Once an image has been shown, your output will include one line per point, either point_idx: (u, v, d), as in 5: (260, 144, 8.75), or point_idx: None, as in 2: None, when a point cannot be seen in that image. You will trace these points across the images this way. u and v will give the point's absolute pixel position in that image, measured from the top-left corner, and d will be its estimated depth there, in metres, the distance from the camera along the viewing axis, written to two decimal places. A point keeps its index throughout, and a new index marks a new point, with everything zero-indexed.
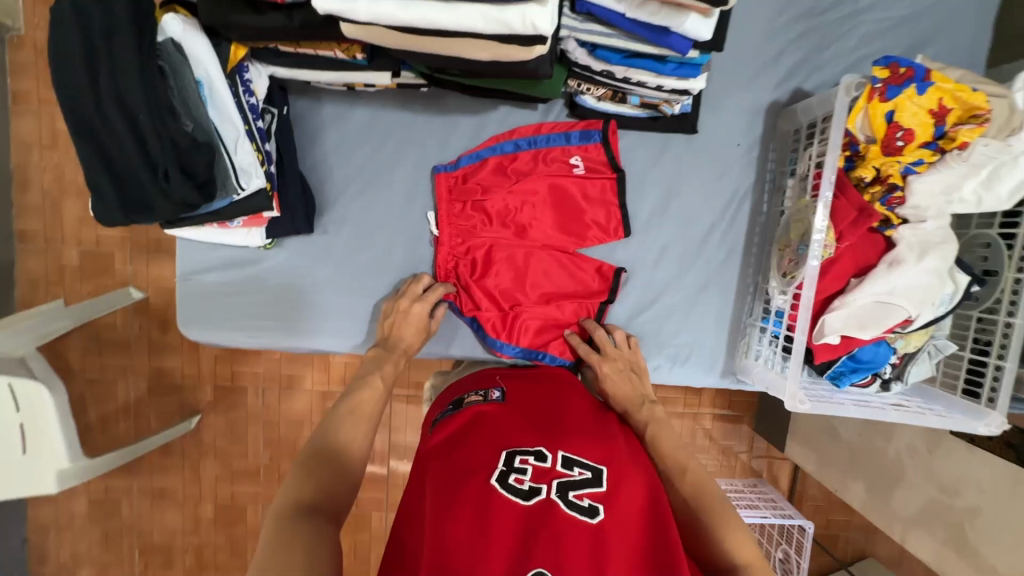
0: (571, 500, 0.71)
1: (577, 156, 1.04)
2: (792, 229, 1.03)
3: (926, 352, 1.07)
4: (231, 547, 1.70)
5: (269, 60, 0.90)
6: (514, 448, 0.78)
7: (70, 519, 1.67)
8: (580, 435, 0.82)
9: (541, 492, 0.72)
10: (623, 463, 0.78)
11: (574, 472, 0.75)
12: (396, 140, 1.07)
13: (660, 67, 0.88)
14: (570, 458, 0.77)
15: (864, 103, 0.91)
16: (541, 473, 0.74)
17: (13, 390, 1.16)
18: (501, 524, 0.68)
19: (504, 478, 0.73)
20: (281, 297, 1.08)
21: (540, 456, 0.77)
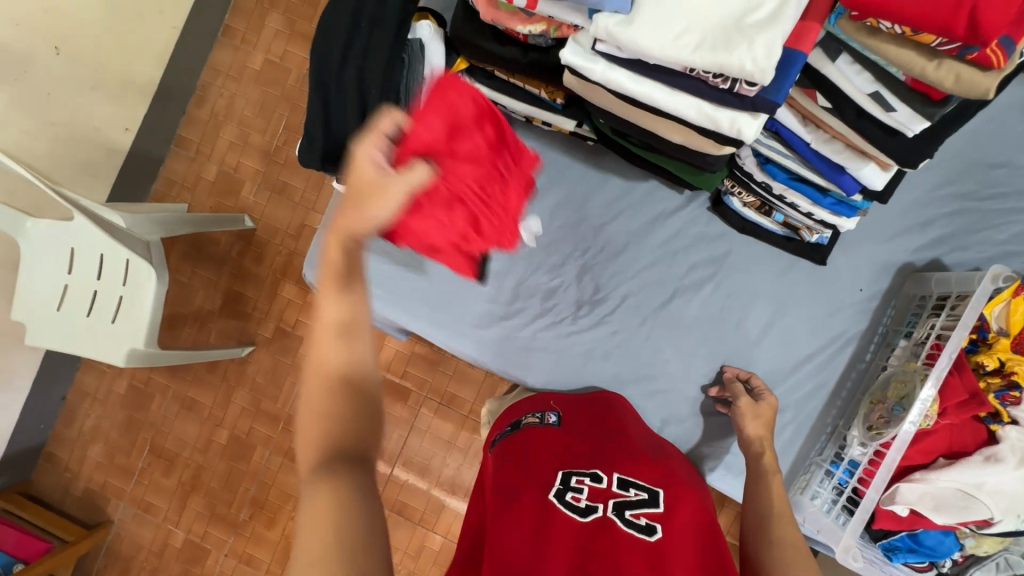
0: (629, 518, 0.74)
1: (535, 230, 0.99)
2: (891, 387, 1.04)
3: (994, 562, 1.02)
4: (226, 479, 1.76)
5: (478, 78, 1.01)
6: (568, 470, 0.84)
7: (106, 395, 1.80)
8: (635, 460, 0.87)
9: (598, 508, 0.76)
10: (678, 489, 0.83)
11: (630, 492, 0.79)
12: (548, 178, 1.18)
13: (819, 198, 0.94)
14: (625, 479, 0.82)
15: (1006, 296, 0.92)
16: (597, 492, 0.79)
17: (130, 265, 1.27)
18: (560, 533, 0.71)
19: (561, 497, 0.77)
20: (399, 272, 1.18)
21: (596, 477, 0.81)
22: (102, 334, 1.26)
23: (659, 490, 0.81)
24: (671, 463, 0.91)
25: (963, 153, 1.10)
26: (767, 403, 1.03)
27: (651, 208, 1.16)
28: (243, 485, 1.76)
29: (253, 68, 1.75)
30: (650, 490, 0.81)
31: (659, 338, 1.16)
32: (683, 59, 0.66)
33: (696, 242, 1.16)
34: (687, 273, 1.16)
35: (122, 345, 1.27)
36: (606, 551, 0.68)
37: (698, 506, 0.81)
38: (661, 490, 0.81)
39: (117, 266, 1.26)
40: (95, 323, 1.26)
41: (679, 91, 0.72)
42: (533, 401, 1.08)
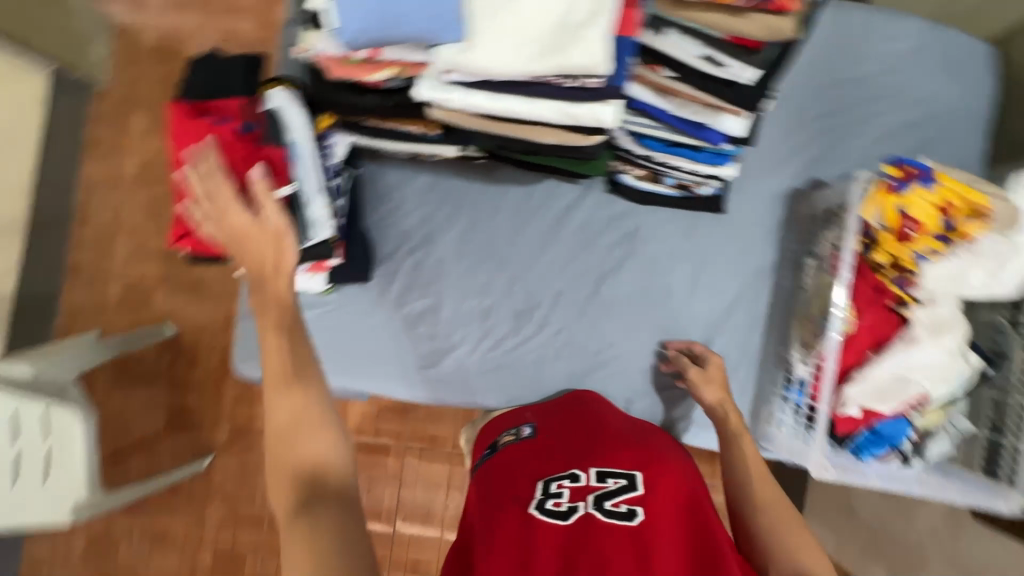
0: (610, 508, 0.77)
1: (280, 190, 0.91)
2: (815, 303, 1.12)
3: (943, 430, 1.12)
4: None
5: (349, 129, 1.02)
6: (548, 477, 0.85)
7: (65, 557, 1.64)
8: (611, 450, 0.89)
9: (579, 507, 0.78)
10: (656, 465, 0.85)
11: (608, 482, 0.82)
12: (451, 204, 1.19)
13: (695, 155, 1.00)
14: (603, 471, 0.84)
15: (877, 196, 1.02)
16: (577, 491, 0.81)
17: (48, 416, 1.16)
18: (544, 543, 0.72)
19: (542, 506, 0.79)
20: (330, 337, 1.16)
21: (575, 478, 0.84)
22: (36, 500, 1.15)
23: (638, 472, 0.84)
24: (649, 440, 0.94)
25: (808, 81, 1.21)
26: (714, 365, 1.10)
27: (556, 205, 1.20)
28: None
29: (129, 171, 1.64)
30: (628, 475, 0.83)
31: (599, 323, 1.20)
32: (527, 70, 0.69)
33: (606, 224, 1.20)
34: (608, 255, 1.20)
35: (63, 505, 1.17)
36: (589, 549, 0.70)
37: (680, 476, 0.84)
38: (639, 472, 0.84)
39: (33, 422, 1.15)
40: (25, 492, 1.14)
41: (534, 98, 0.75)
42: (505, 419, 1.08)
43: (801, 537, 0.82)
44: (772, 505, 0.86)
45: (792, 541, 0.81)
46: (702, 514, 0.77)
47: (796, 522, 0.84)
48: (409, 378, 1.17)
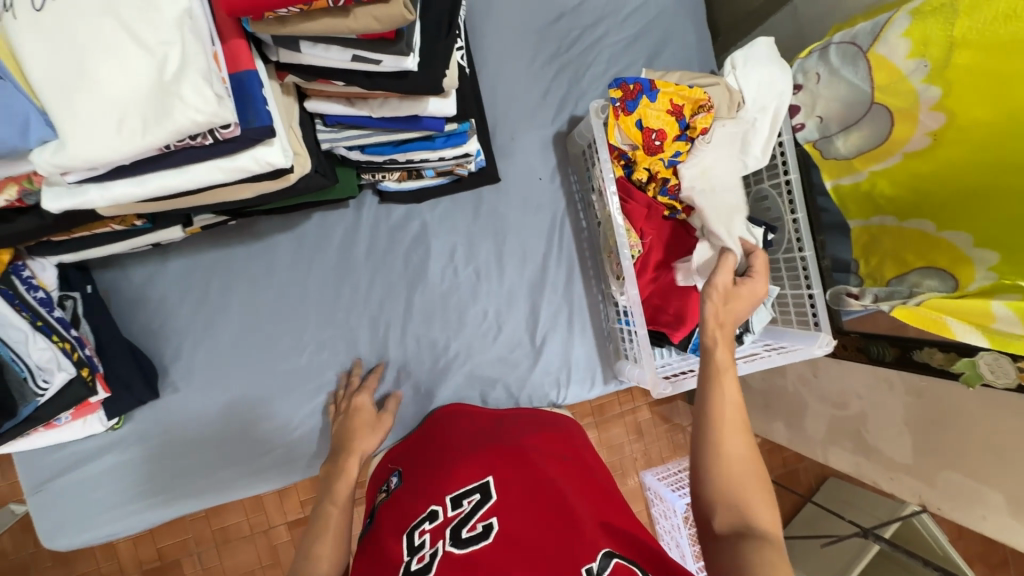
0: (466, 537, 0.74)
1: None
2: (609, 237, 1.12)
3: (758, 300, 1.21)
4: None
5: (46, 252, 0.88)
6: (409, 526, 0.80)
7: None
8: (461, 461, 0.87)
9: (439, 548, 0.74)
10: (503, 460, 0.84)
11: (464, 505, 0.78)
12: (221, 278, 1.07)
13: (432, 144, 0.95)
14: (456, 494, 0.80)
15: (614, 121, 1.02)
16: (436, 531, 0.76)
17: None
18: None
19: (409, 568, 0.74)
20: (150, 468, 1.05)
21: (432, 516, 0.79)
22: None
23: (488, 477, 0.81)
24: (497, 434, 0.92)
25: (528, 26, 1.19)
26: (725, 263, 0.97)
27: (333, 237, 1.12)
28: None
29: None
30: (480, 486, 0.80)
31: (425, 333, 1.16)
32: (145, 146, 0.59)
33: (393, 235, 1.14)
34: (407, 264, 1.15)
35: None
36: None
37: (529, 459, 0.84)
38: (490, 476, 0.81)
39: None
40: None
41: (186, 165, 0.66)
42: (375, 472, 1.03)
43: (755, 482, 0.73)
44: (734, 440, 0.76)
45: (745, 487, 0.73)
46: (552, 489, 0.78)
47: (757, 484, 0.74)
48: (256, 470, 1.09)
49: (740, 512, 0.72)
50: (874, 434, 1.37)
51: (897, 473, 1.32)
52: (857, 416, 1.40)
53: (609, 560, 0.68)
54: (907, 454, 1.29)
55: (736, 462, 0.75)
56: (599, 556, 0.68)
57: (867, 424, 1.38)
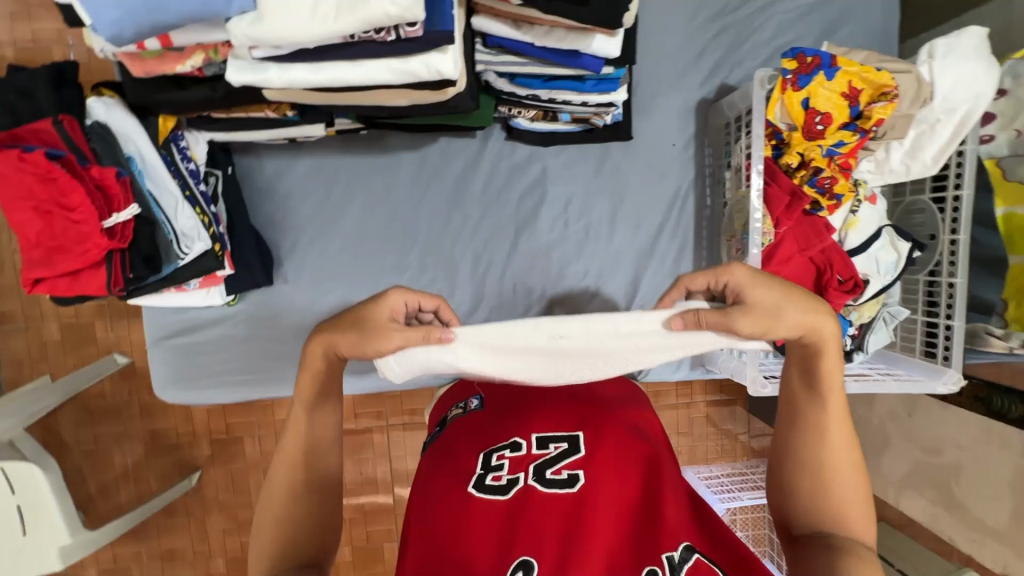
0: (550, 477, 0.74)
1: (114, 216, 0.78)
2: (736, 219, 1.06)
3: (882, 320, 1.10)
4: None
5: (201, 127, 0.93)
6: (489, 447, 0.81)
7: None
8: (552, 409, 0.86)
9: (520, 479, 0.75)
10: (598, 422, 0.83)
11: (550, 449, 0.79)
12: (343, 185, 1.10)
13: (580, 86, 0.92)
14: (544, 436, 0.81)
15: (778, 95, 0.94)
16: (517, 461, 0.78)
17: (8, 474, 1.33)
18: (482, 525, 0.70)
19: (481, 481, 0.76)
20: (251, 349, 1.12)
21: (516, 447, 0.80)
22: (22, 549, 1.34)
23: (579, 433, 0.81)
24: (588, 394, 0.91)
25: None
26: (743, 275, 0.70)
27: (453, 166, 1.12)
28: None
29: None
30: (569, 437, 0.80)
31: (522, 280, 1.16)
32: (335, 32, 0.60)
33: (511, 175, 1.13)
34: (518, 207, 1.14)
35: (49, 551, 1.36)
36: (527, 524, 0.69)
37: (626, 431, 0.82)
38: (581, 432, 0.81)
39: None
40: (9, 544, 1.33)
41: (362, 59, 0.66)
42: (454, 391, 1.02)
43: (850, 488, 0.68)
44: (837, 438, 0.69)
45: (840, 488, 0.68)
46: (648, 467, 0.76)
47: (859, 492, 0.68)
48: None
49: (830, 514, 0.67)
50: (965, 489, 1.26)
51: (981, 534, 1.22)
52: (948, 466, 1.30)
53: (690, 552, 0.65)
54: (1002, 520, 1.18)
55: (838, 460, 0.69)
56: (681, 547, 0.66)
57: (959, 477, 1.27)
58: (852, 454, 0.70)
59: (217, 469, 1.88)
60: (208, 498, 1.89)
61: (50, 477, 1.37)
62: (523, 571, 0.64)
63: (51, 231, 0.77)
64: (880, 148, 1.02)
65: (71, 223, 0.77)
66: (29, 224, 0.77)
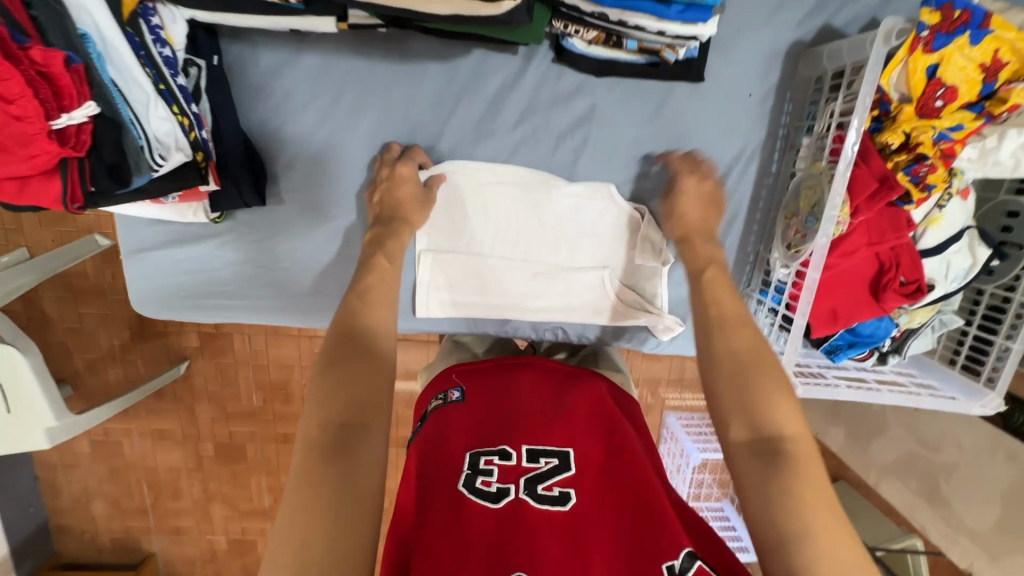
0: (541, 494, 0.68)
1: (64, 117, 0.63)
2: (802, 197, 0.92)
3: (930, 327, 1.01)
4: (234, 478, 2.00)
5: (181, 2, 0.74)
6: (475, 449, 0.74)
7: (75, 457, 1.95)
8: (540, 414, 0.79)
9: (510, 491, 0.68)
10: (590, 436, 0.76)
11: (540, 463, 0.71)
12: (353, 93, 0.92)
13: (663, 11, 0.73)
14: (534, 446, 0.74)
15: (903, 55, 0.75)
16: (506, 471, 0.70)
17: None
18: (471, 532, 0.62)
19: (469, 488, 0.68)
20: (240, 272, 1.01)
21: (505, 455, 0.72)
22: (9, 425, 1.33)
23: (570, 447, 0.74)
24: (577, 401, 0.81)
25: None
26: (684, 198, 0.94)
27: (488, 85, 0.93)
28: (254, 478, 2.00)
29: None
30: (561, 452, 0.73)
31: (535, 252, 1.04)
32: None
33: (552, 108, 0.95)
34: (556, 150, 0.98)
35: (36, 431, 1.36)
36: (520, 539, 0.62)
37: (620, 444, 0.76)
38: (572, 447, 0.74)
39: None
40: None
41: None
42: (434, 381, 0.91)
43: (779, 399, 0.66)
44: (751, 350, 0.71)
45: (765, 397, 0.66)
46: (643, 476, 0.69)
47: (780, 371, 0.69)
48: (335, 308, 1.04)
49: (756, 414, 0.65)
50: (953, 489, 1.27)
51: (958, 532, 1.25)
52: (943, 464, 1.29)
53: (692, 560, 0.59)
54: (985, 524, 1.20)
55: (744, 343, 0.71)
56: (682, 554, 0.59)
57: (952, 474, 1.28)
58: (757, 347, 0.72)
59: (206, 361, 1.85)
60: (197, 388, 1.89)
61: (30, 361, 1.32)
62: None
63: None
64: (993, 135, 0.86)
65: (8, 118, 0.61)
66: None
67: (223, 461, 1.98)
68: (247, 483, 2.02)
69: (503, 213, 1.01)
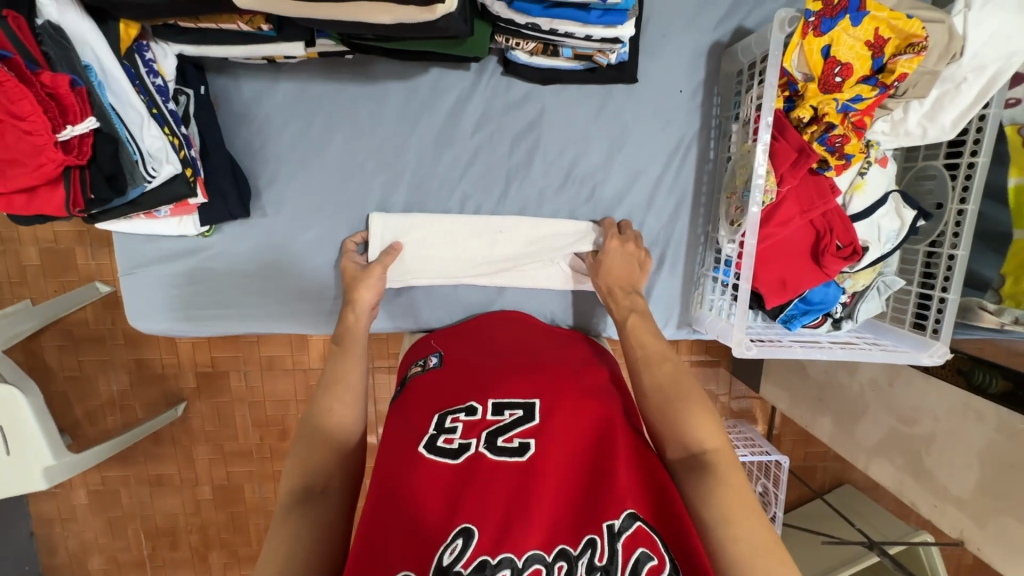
0: (501, 445, 0.66)
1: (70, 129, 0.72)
2: (737, 175, 1.01)
3: (875, 290, 1.08)
4: (232, 522, 1.99)
5: (171, 38, 0.85)
6: (444, 409, 0.74)
7: (72, 509, 1.94)
8: (508, 374, 0.78)
9: (471, 445, 0.67)
10: (557, 388, 0.74)
11: (505, 415, 0.71)
12: (326, 115, 1.03)
13: (584, 16, 0.85)
14: (500, 401, 0.73)
15: (798, 40, 0.86)
16: (471, 426, 0.70)
17: None
18: (426, 488, 0.63)
19: (432, 443, 0.68)
20: (229, 284, 1.08)
21: (471, 411, 0.72)
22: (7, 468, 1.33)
23: (537, 400, 0.72)
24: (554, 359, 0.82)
25: None
26: (612, 247, 1.01)
27: (446, 98, 1.04)
28: (251, 520, 1.99)
29: None
30: (526, 403, 0.72)
31: (487, 254, 1.09)
32: None
33: (505, 114, 1.06)
34: (512, 151, 1.08)
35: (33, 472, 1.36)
36: (473, 491, 0.61)
37: (583, 397, 0.73)
38: (539, 399, 0.73)
39: None
40: None
41: None
42: (416, 349, 0.96)
43: (696, 414, 0.72)
44: (673, 382, 0.77)
45: (686, 417, 0.72)
46: (603, 436, 0.68)
47: (697, 392, 0.75)
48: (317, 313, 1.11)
49: (679, 428, 0.72)
50: (934, 458, 1.27)
51: (944, 502, 1.25)
52: (922, 435, 1.31)
53: (632, 521, 0.58)
54: (967, 489, 1.20)
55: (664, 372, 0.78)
56: (625, 515, 0.59)
57: (931, 447, 1.28)
58: (679, 374, 0.78)
59: (203, 402, 1.89)
60: (195, 428, 1.91)
61: (30, 400, 1.34)
62: (462, 538, 0.57)
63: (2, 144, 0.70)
64: (897, 107, 0.96)
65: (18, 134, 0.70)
66: None
67: (221, 504, 1.97)
68: (246, 526, 2.00)
69: (449, 233, 1.07)
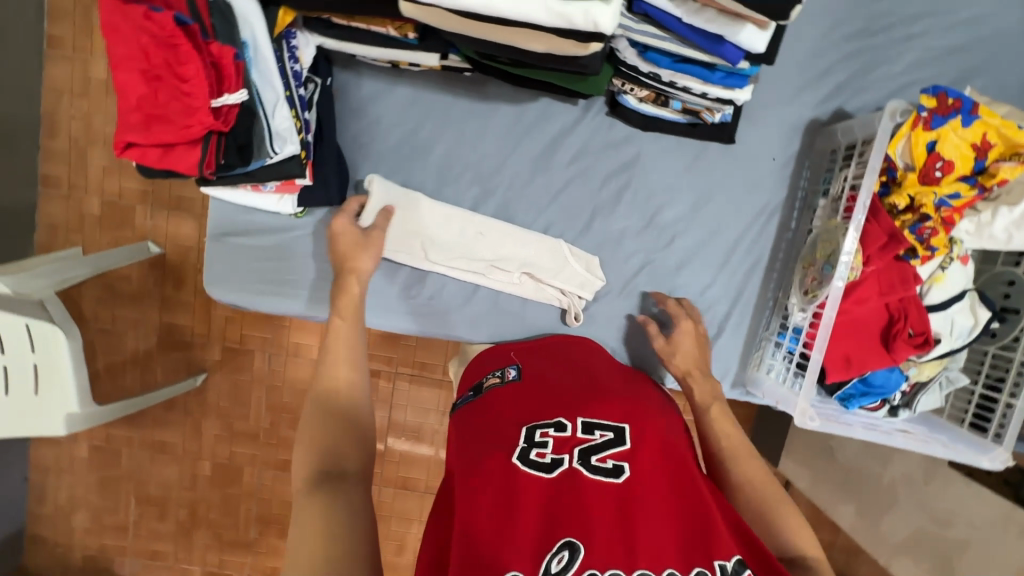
0: (595, 464, 0.67)
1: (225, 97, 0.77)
2: (819, 248, 1.03)
3: (937, 383, 1.08)
4: (224, 505, 1.87)
5: (318, 31, 0.91)
6: (533, 422, 0.74)
7: (69, 463, 1.82)
8: (591, 394, 0.79)
9: (564, 461, 0.68)
10: (644, 419, 0.75)
11: (596, 435, 0.71)
12: (434, 123, 1.08)
13: (708, 75, 0.89)
14: (590, 420, 0.74)
15: (907, 130, 0.90)
16: (562, 442, 0.71)
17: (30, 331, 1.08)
18: (525, 498, 0.64)
19: (525, 455, 0.69)
20: (306, 265, 1.11)
21: (561, 426, 0.73)
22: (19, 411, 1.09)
23: (626, 424, 0.73)
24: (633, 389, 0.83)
25: None
26: (685, 328, 1.04)
27: (550, 127, 1.09)
28: (241, 506, 1.87)
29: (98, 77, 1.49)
30: (616, 427, 0.73)
31: (472, 247, 1.08)
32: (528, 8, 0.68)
33: (603, 152, 1.10)
34: (602, 187, 1.11)
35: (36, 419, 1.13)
36: (574, 508, 0.63)
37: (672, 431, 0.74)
38: (628, 424, 0.73)
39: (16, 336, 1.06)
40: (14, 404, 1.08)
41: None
42: (492, 358, 0.96)
43: (790, 520, 0.77)
44: (761, 483, 0.81)
45: (784, 521, 0.77)
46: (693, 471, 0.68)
47: (783, 494, 0.80)
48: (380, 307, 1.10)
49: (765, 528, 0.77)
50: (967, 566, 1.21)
51: None
52: (956, 540, 1.25)
53: (742, 567, 0.59)
54: None
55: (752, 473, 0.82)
56: (733, 558, 0.60)
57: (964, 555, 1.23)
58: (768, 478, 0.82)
59: (223, 376, 1.78)
60: (209, 402, 1.80)
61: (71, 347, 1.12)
62: (568, 550, 0.59)
63: (159, 102, 0.75)
64: (986, 210, 0.96)
65: (177, 94, 0.75)
66: (139, 88, 0.74)
67: (217, 483, 1.86)
68: (238, 511, 1.87)
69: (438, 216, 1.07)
